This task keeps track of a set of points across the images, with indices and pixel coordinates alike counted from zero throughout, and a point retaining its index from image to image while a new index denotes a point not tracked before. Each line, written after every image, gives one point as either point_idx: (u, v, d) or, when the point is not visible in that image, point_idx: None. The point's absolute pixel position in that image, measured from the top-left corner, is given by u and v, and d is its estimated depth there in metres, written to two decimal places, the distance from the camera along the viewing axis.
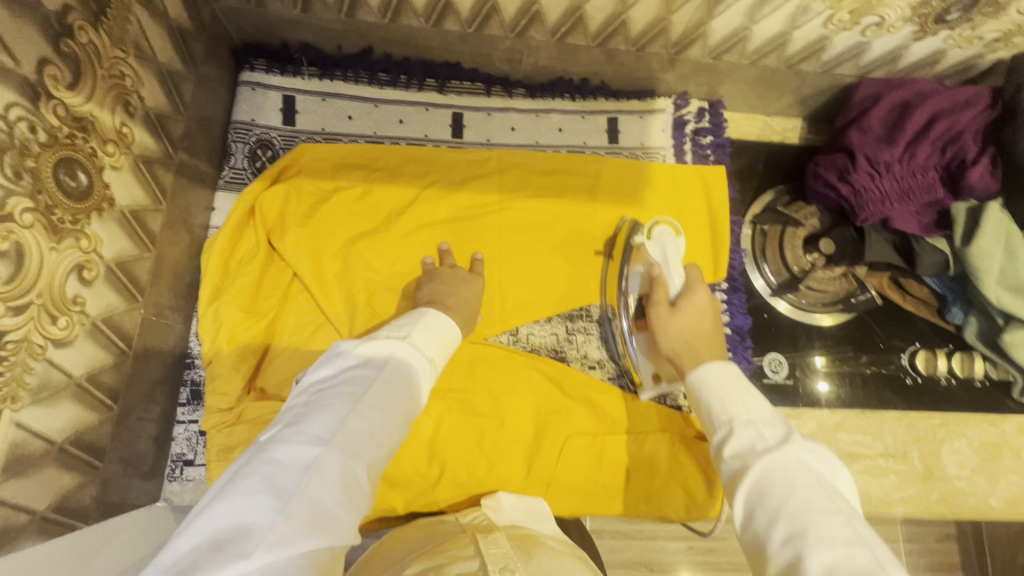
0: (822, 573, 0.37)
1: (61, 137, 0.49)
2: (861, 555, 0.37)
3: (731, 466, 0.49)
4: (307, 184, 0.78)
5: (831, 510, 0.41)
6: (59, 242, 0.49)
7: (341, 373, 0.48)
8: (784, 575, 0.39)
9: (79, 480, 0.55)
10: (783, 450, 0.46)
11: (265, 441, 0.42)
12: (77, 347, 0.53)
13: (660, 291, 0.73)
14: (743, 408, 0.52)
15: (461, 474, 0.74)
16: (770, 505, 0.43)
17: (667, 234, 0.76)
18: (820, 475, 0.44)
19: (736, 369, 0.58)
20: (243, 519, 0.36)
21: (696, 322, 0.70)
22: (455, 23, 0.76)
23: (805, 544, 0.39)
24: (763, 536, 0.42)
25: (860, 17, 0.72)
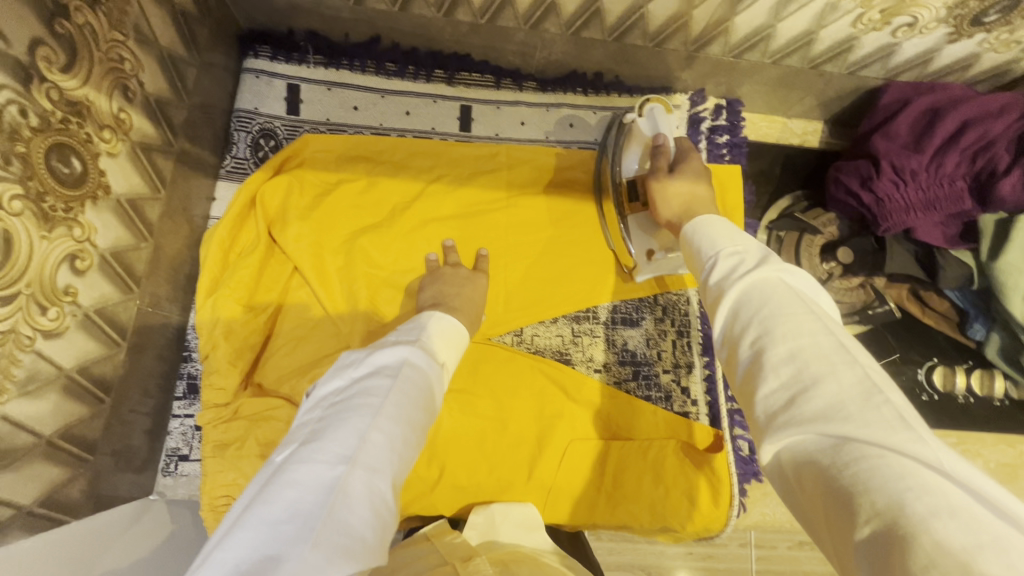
0: (784, 360, 0.34)
1: (54, 122, 0.47)
2: (828, 345, 0.34)
3: (713, 292, 0.43)
4: (310, 175, 0.76)
5: (804, 312, 0.36)
6: (50, 230, 0.48)
7: (355, 385, 0.47)
8: (747, 372, 0.36)
9: (67, 474, 0.54)
10: (762, 270, 0.41)
11: (282, 464, 0.40)
12: (68, 338, 0.51)
13: (660, 159, 0.67)
14: (728, 242, 0.46)
15: (461, 477, 0.73)
16: (744, 314, 0.38)
17: (658, 109, 0.72)
18: (800, 290, 0.39)
19: (723, 220, 0.51)
20: (269, 551, 0.34)
21: (694, 186, 0.64)
22: (467, 13, 0.74)
23: (771, 342, 0.35)
24: (734, 342, 0.39)
25: (891, 17, 0.68)
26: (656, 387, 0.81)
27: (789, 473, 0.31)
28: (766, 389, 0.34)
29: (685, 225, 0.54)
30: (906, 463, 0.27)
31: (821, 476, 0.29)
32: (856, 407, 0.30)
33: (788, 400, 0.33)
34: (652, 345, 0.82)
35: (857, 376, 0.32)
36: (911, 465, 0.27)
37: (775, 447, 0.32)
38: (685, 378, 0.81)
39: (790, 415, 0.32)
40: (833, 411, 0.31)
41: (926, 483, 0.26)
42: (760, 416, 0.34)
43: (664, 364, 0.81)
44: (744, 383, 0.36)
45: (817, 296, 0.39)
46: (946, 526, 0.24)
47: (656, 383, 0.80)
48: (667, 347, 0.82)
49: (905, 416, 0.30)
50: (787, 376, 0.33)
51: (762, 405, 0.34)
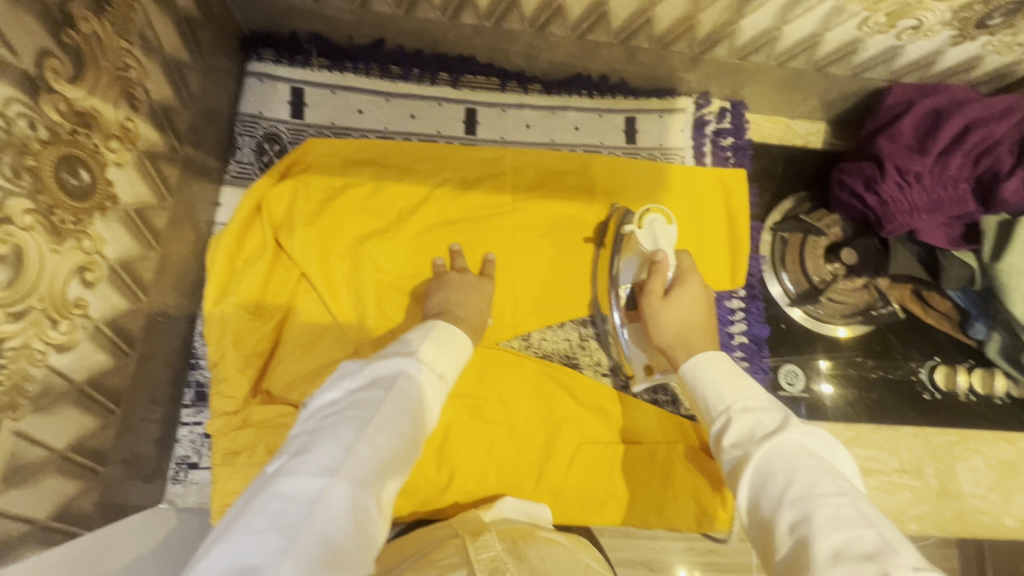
0: (829, 553, 0.37)
1: (63, 133, 0.46)
2: (868, 535, 0.37)
3: (731, 456, 0.49)
4: (316, 179, 0.76)
5: (833, 492, 0.41)
6: (61, 243, 0.47)
7: (348, 397, 0.48)
8: (793, 562, 0.39)
9: (80, 486, 0.53)
10: (780, 432, 0.47)
11: (272, 474, 0.42)
12: (79, 351, 0.51)
13: (657, 281, 0.70)
14: (737, 394, 0.53)
15: (471, 482, 0.73)
16: (773, 491, 0.44)
17: (659, 221, 0.73)
18: (820, 457, 0.45)
19: (729, 361, 0.58)
20: (249, 560, 0.35)
21: (689, 314, 0.68)
22: (473, 16, 0.73)
23: (811, 529, 0.39)
24: (767, 521, 0.43)
25: (897, 20, 0.68)
26: (664, 390, 0.80)
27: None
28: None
29: (682, 362, 0.61)
30: None
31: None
32: None
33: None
34: None
35: (905, 571, 0.34)
36: None
37: None
38: None
39: None
40: None
41: None
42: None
43: None
44: (791, 572, 0.39)
45: (834, 463, 0.45)
46: None
47: (664, 387, 0.80)
48: None
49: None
50: (837, 570, 0.36)
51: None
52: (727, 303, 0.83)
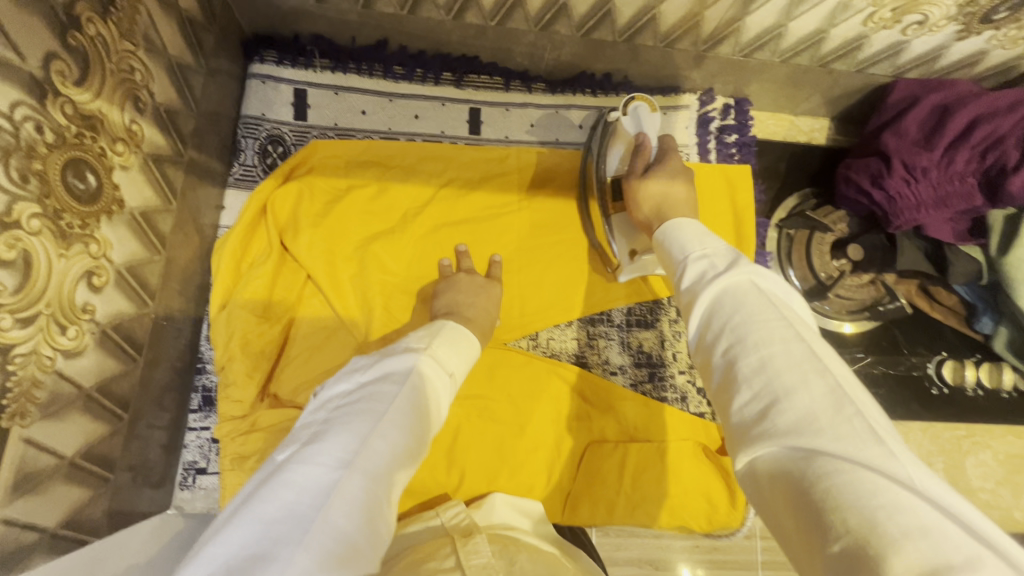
0: (755, 368, 0.36)
1: (69, 137, 0.46)
2: (797, 350, 0.36)
3: (687, 297, 0.45)
4: (320, 181, 0.75)
5: (775, 320, 0.38)
6: (68, 248, 0.46)
7: (360, 389, 0.47)
8: (722, 380, 0.38)
9: (89, 493, 0.53)
10: (733, 274, 0.42)
11: (283, 463, 0.40)
12: (87, 357, 0.50)
13: (638, 161, 0.69)
14: (698, 245, 0.48)
15: (481, 484, 0.72)
16: (716, 322, 0.40)
17: (644, 108, 0.71)
18: (769, 291, 0.41)
19: (696, 223, 0.53)
20: (261, 550, 0.34)
21: (669, 186, 0.66)
22: (477, 15, 0.73)
23: (742, 349, 0.37)
24: (707, 349, 0.41)
25: (902, 15, 0.68)
26: (672, 388, 0.81)
27: (759, 484, 0.33)
28: (741, 401, 0.35)
29: (658, 229, 0.56)
30: (879, 481, 0.28)
31: (791, 486, 0.31)
32: (827, 421, 0.31)
33: (759, 414, 0.34)
34: (667, 347, 0.82)
35: (826, 386, 0.33)
36: (884, 483, 0.28)
37: (749, 459, 0.34)
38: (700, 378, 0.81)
39: (764, 426, 0.33)
40: (804, 425, 0.32)
41: (898, 500, 0.27)
42: (733, 425, 0.36)
43: (679, 366, 0.82)
44: (721, 390, 0.38)
45: (788, 298, 0.41)
46: (915, 545, 0.26)
47: (671, 385, 0.81)
48: (682, 349, 0.82)
49: (875, 429, 0.31)
50: (759, 383, 0.35)
51: (738, 416, 0.36)
52: None
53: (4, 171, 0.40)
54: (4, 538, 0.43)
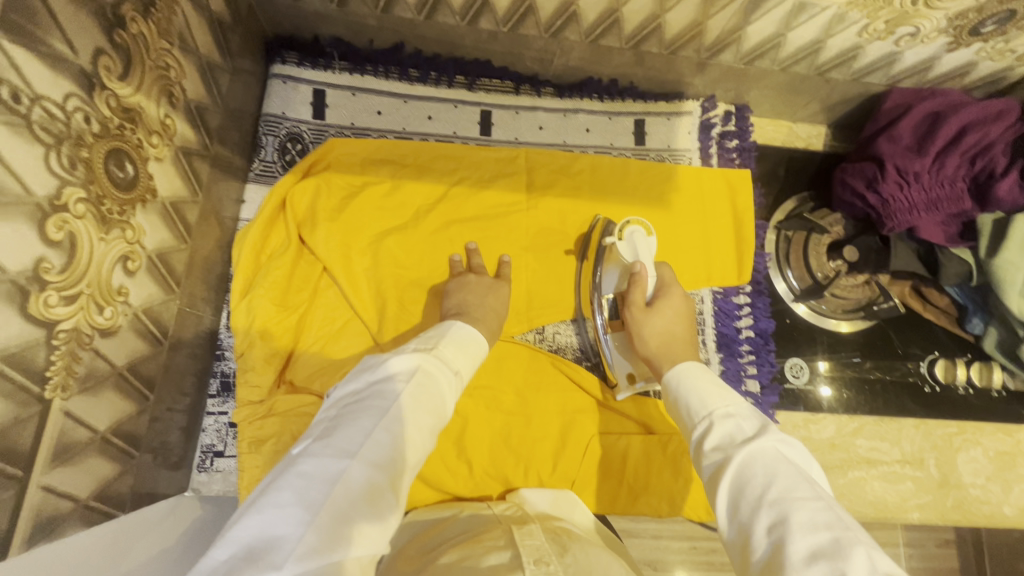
0: (804, 558, 0.38)
1: (113, 128, 0.49)
2: (843, 538, 0.38)
3: (713, 461, 0.49)
4: (337, 177, 0.78)
5: (812, 495, 0.42)
6: (108, 232, 0.49)
7: (369, 386, 0.50)
8: (768, 563, 0.40)
9: (117, 469, 0.55)
10: (762, 440, 0.47)
11: (297, 455, 0.44)
12: (120, 337, 0.53)
13: (638, 292, 0.73)
14: (719, 401, 0.54)
15: (488, 471, 0.75)
16: (752, 495, 0.44)
17: (640, 235, 0.77)
18: (800, 465, 0.45)
19: (708, 371, 0.60)
20: (275, 531, 0.37)
21: (668, 325, 0.71)
22: (491, 21, 0.76)
23: (788, 531, 0.40)
24: (745, 526, 0.43)
25: (895, 27, 0.72)
26: None
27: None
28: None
29: (667, 372, 0.62)
30: None
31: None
32: None
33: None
34: None
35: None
36: None
37: None
38: None
39: None
40: None
41: None
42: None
43: None
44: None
45: (808, 468, 0.47)
46: None
47: None
48: None
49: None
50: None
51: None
52: (734, 299, 0.86)
53: (57, 157, 0.43)
54: (43, 504, 0.45)
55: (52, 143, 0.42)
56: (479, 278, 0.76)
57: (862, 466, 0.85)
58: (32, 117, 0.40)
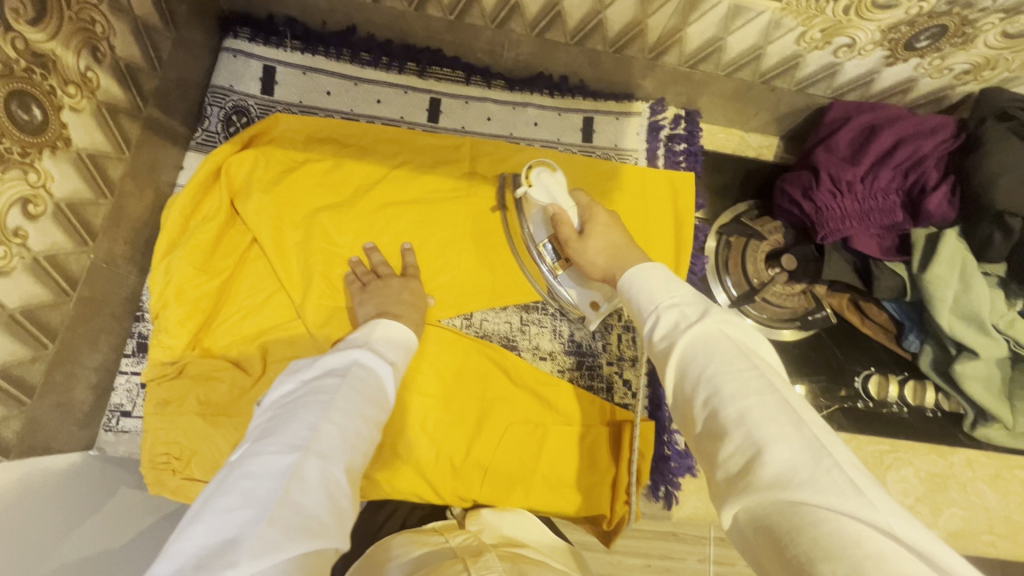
0: (736, 422, 0.39)
1: (17, 70, 0.50)
2: (772, 403, 0.39)
3: (660, 349, 0.48)
4: (278, 152, 0.80)
5: (745, 368, 0.41)
6: (4, 171, 0.50)
7: (308, 382, 0.49)
8: (706, 428, 0.41)
9: (3, 412, 0.55)
10: (706, 321, 0.46)
11: (235, 459, 0.42)
12: (14, 279, 0.53)
13: (564, 227, 0.72)
14: (665, 294, 0.51)
15: (400, 451, 0.74)
16: (693, 371, 0.44)
17: (545, 171, 0.75)
18: (739, 341, 0.45)
19: (658, 266, 0.56)
20: (225, 534, 0.36)
21: (609, 237, 0.69)
22: (437, 8, 0.78)
23: (722, 400, 0.40)
24: (688, 397, 0.44)
25: (831, 37, 0.73)
26: (599, 377, 0.82)
27: (748, 530, 0.36)
28: (724, 453, 0.38)
29: (621, 278, 0.58)
30: (860, 529, 0.31)
31: (773, 535, 0.34)
32: (807, 473, 0.34)
33: (743, 466, 0.37)
34: (598, 337, 0.84)
35: (802, 437, 0.36)
36: (865, 532, 0.31)
37: (733, 508, 0.37)
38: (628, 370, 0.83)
39: (748, 478, 0.36)
40: (786, 477, 0.34)
41: (880, 550, 0.30)
42: (718, 479, 0.38)
43: (609, 356, 0.83)
44: (704, 439, 0.41)
45: (754, 345, 0.45)
46: None
47: (598, 374, 0.82)
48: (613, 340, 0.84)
49: (850, 476, 0.34)
50: (740, 437, 0.38)
51: (721, 468, 0.38)
52: None
53: None
54: None
55: None
56: (390, 282, 0.75)
57: None
58: None
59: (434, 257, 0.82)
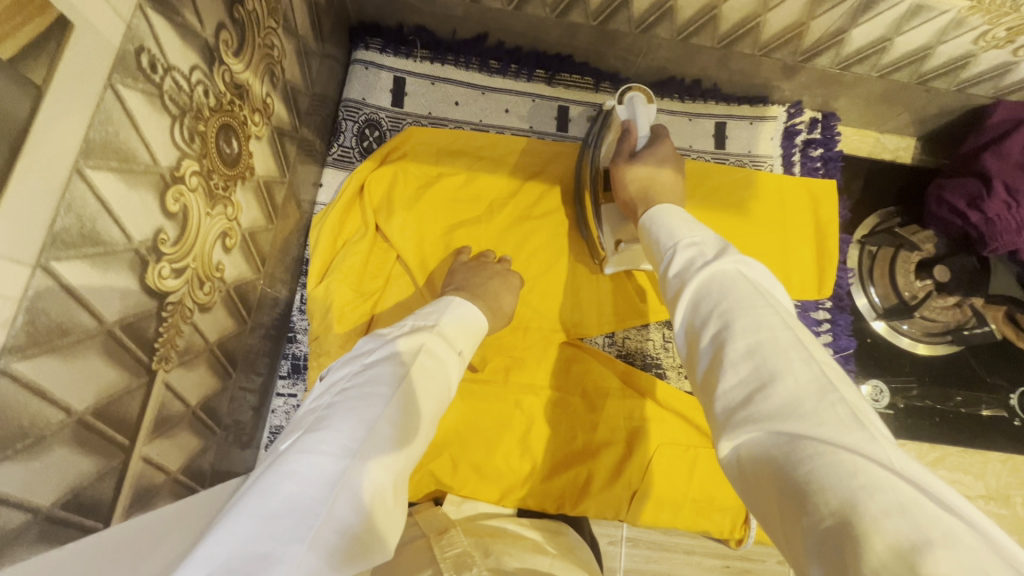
0: (743, 355, 0.36)
1: (225, 103, 0.49)
2: (784, 338, 0.36)
3: (674, 287, 0.46)
4: (413, 166, 0.77)
5: (760, 306, 0.39)
6: (213, 208, 0.49)
7: (366, 371, 0.43)
8: (710, 365, 0.38)
9: (201, 444, 0.55)
10: (721, 261, 0.44)
11: (284, 450, 0.36)
12: (214, 314, 0.53)
13: (625, 144, 0.70)
14: (687, 233, 0.50)
15: (554, 470, 0.74)
16: (706, 308, 0.41)
17: (639, 98, 0.72)
18: (758, 283, 0.42)
19: (682, 212, 0.55)
20: (264, 546, 0.30)
21: (656, 170, 0.66)
22: (581, 15, 0.74)
23: (730, 334, 0.38)
24: (697, 335, 0.41)
25: (1016, 35, 0.67)
26: None
27: (743, 465, 0.33)
28: (727, 386, 0.36)
29: (643, 217, 0.58)
30: (858, 460, 0.28)
31: (769, 466, 0.31)
32: (811, 404, 0.32)
33: (745, 396, 0.35)
34: None
35: (812, 372, 0.34)
36: (862, 462, 0.28)
37: (733, 442, 0.34)
38: None
39: (748, 411, 0.34)
40: (789, 410, 0.32)
41: (879, 480, 0.27)
42: (718, 413, 0.36)
43: None
44: (707, 377, 0.39)
45: (773, 290, 0.42)
46: (892, 522, 0.25)
47: None
48: None
49: (858, 414, 0.31)
50: (744, 368, 0.36)
51: (722, 403, 0.36)
52: (813, 314, 0.83)
53: (179, 129, 0.42)
54: (143, 474, 0.45)
55: (177, 116, 0.42)
56: (483, 267, 0.72)
57: None
58: (164, 87, 0.40)
59: (574, 274, 0.80)
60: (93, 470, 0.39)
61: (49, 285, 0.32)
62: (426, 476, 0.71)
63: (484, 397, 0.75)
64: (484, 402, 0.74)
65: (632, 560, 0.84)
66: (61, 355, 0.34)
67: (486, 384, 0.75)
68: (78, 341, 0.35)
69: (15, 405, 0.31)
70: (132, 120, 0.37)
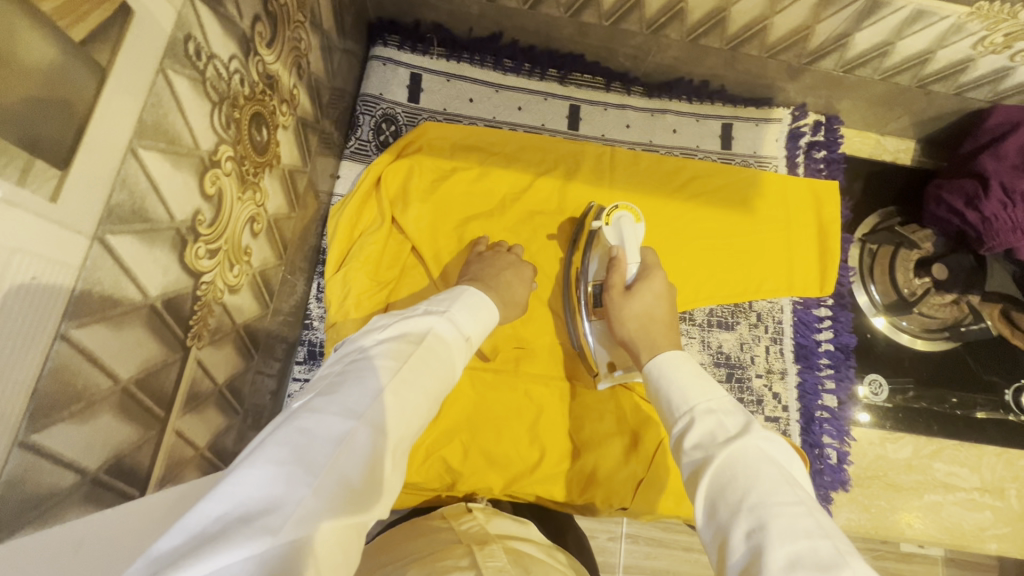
0: (782, 564, 0.35)
1: (258, 92, 0.51)
2: (823, 547, 0.36)
3: (691, 459, 0.46)
4: (429, 160, 0.79)
5: (793, 503, 0.39)
6: (244, 193, 0.51)
7: (378, 345, 0.44)
8: (745, 570, 0.37)
9: (225, 423, 0.57)
10: (741, 440, 0.44)
11: (295, 409, 0.38)
12: (241, 296, 0.55)
13: (616, 275, 0.72)
14: (699, 396, 0.51)
15: (562, 460, 0.75)
16: (731, 497, 0.41)
17: (627, 220, 0.75)
18: (779, 464, 0.43)
19: (690, 361, 0.57)
20: (273, 489, 0.31)
21: (650, 307, 0.69)
22: (594, 15, 0.76)
23: (766, 538, 0.37)
24: (725, 529, 0.40)
25: (1013, 41, 0.70)
26: (749, 391, 0.83)
27: None
28: None
29: (648, 362, 0.59)
30: None
31: None
32: None
33: None
34: (747, 349, 0.84)
35: None
36: None
37: None
38: (777, 384, 0.83)
39: None
40: None
41: None
42: None
43: (756, 370, 0.83)
44: None
45: (791, 468, 0.43)
46: None
47: (750, 388, 0.82)
48: (761, 352, 0.84)
49: None
50: None
51: None
52: (815, 311, 0.85)
53: (218, 114, 0.44)
54: (175, 447, 0.47)
55: (217, 102, 0.44)
56: (499, 257, 0.74)
57: (939, 490, 0.83)
58: (206, 74, 0.42)
59: None
60: (132, 438, 0.40)
61: (103, 255, 0.34)
62: (439, 465, 0.72)
63: (495, 387, 0.77)
64: (493, 394, 0.76)
65: (632, 556, 0.86)
66: (110, 324, 0.36)
67: (496, 375, 0.77)
68: (126, 313, 0.37)
69: (72, 367, 0.33)
70: (178, 103, 0.39)
